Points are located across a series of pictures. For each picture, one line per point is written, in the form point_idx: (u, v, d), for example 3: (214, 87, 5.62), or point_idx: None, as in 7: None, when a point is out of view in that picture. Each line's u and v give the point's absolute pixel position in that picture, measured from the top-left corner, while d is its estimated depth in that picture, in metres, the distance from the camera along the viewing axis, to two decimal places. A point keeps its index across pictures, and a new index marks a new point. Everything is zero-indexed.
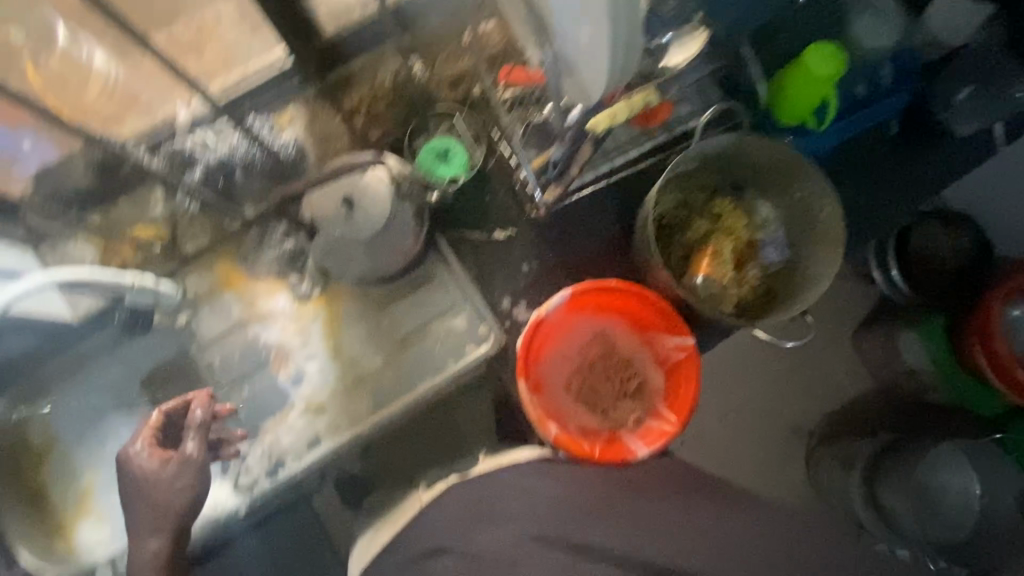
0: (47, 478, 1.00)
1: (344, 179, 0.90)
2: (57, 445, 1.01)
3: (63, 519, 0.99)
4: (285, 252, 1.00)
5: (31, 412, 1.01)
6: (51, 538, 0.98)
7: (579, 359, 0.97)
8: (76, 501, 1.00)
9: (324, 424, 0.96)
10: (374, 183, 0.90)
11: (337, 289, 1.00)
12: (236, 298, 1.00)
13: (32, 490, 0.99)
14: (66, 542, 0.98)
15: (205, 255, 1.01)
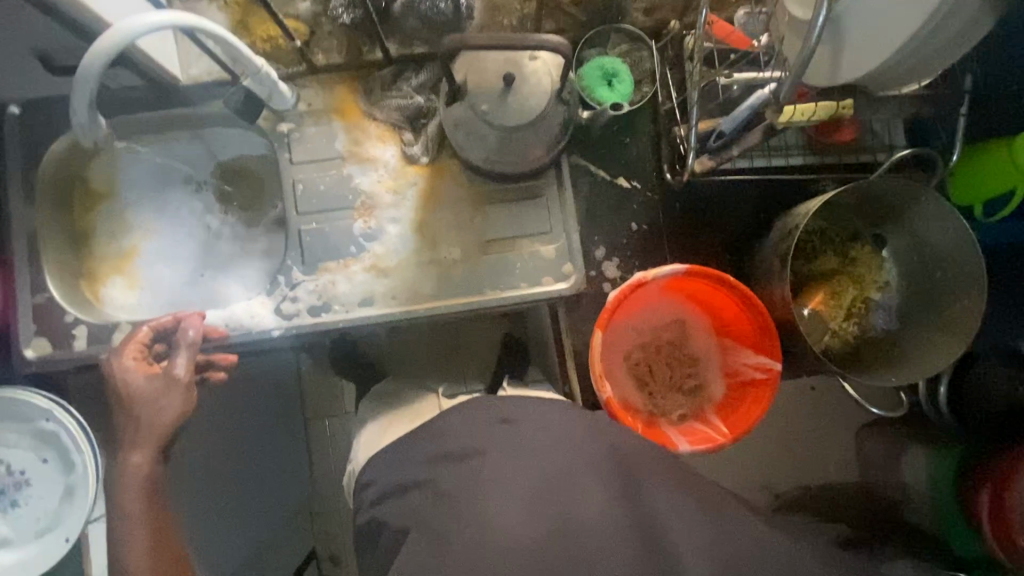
0: (96, 223, 0.98)
1: (511, 56, 0.83)
2: (118, 195, 0.99)
3: (97, 268, 0.97)
4: (411, 107, 0.94)
5: (103, 153, 0.97)
6: (79, 281, 0.96)
7: (650, 336, 0.93)
8: (116, 256, 0.98)
9: (383, 288, 0.93)
10: (540, 73, 0.83)
11: (445, 166, 0.95)
12: (344, 129, 0.95)
13: (78, 228, 0.97)
14: (92, 290, 0.96)
15: (330, 74, 0.95)
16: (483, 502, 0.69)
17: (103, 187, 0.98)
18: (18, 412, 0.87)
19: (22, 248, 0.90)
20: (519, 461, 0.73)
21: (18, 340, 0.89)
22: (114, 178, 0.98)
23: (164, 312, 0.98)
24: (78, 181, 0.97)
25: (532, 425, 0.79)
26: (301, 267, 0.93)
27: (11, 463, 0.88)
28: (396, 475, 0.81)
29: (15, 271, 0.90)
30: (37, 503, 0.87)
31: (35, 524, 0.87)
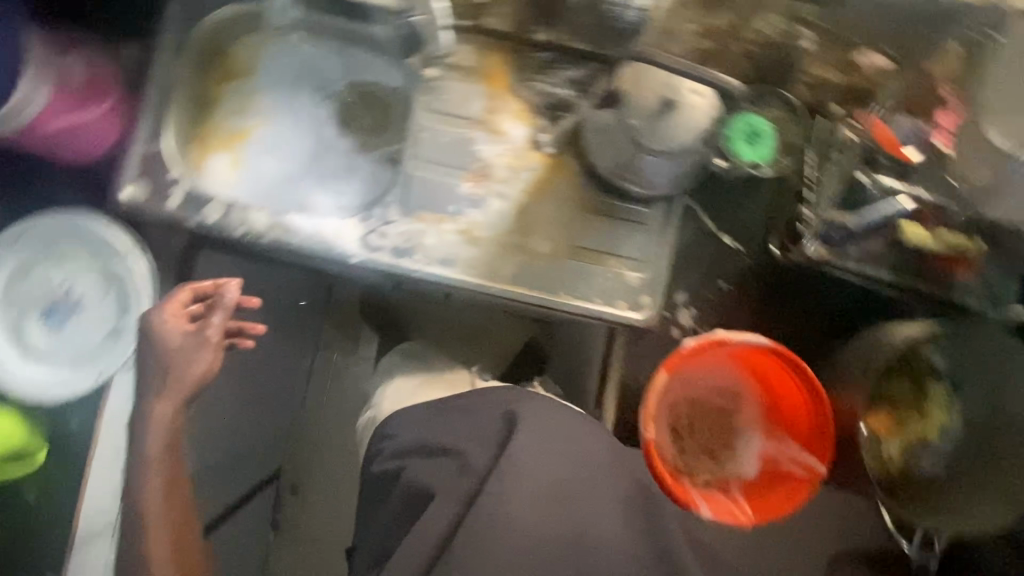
0: (223, 98, 1.00)
1: (676, 79, 0.81)
2: (252, 80, 1.01)
3: (209, 138, 0.99)
4: (554, 97, 0.94)
5: (253, 38, 1.00)
6: (189, 144, 0.98)
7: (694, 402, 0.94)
8: (229, 134, 1.00)
9: (467, 254, 0.94)
10: (698, 107, 0.81)
11: (565, 162, 0.95)
12: (484, 94, 0.96)
13: (206, 96, 0.99)
14: (198, 156, 0.98)
15: (487, 38, 0.95)
16: (500, 505, 0.75)
17: (240, 65, 1.00)
18: (99, 242, 0.90)
19: (157, 97, 0.94)
20: (544, 477, 0.78)
21: (119, 176, 0.91)
22: (253, 60, 1.01)
23: (254, 199, 0.98)
24: (220, 53, 0.99)
25: (557, 431, 0.82)
26: (399, 207, 0.95)
27: (73, 288, 0.90)
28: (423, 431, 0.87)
29: (140, 116, 0.93)
30: (81, 334, 0.89)
31: (73, 352, 0.89)
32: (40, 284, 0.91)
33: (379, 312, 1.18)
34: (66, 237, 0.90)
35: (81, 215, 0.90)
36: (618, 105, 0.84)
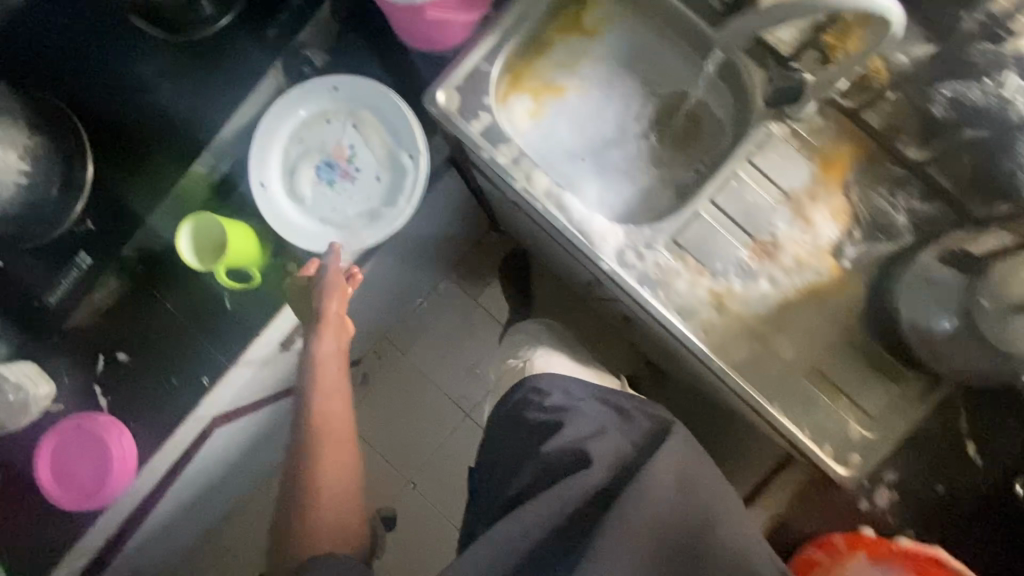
0: (555, 47, 0.98)
1: None
2: (591, 43, 0.97)
3: (524, 78, 0.98)
4: (881, 219, 0.86)
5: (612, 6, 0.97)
6: (506, 75, 0.97)
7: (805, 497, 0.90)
8: (544, 84, 0.98)
9: (706, 318, 0.89)
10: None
11: (853, 285, 0.87)
12: (814, 176, 0.88)
13: (542, 38, 0.97)
14: (508, 90, 0.97)
15: (846, 128, 0.87)
16: (631, 510, 0.77)
17: (588, 26, 0.97)
18: (400, 133, 0.92)
19: (508, 22, 0.92)
20: (682, 510, 0.81)
21: (440, 79, 0.91)
22: (602, 26, 0.97)
23: (536, 156, 0.98)
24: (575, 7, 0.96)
25: (707, 479, 0.84)
26: (668, 238, 0.90)
27: (357, 159, 0.93)
28: (585, 407, 0.93)
29: (484, 33, 0.91)
30: (342, 202, 0.93)
31: (332, 215, 0.94)
32: (332, 138, 0.94)
33: None
34: (376, 113, 0.92)
35: (396, 99, 0.90)
36: (969, 278, 0.77)
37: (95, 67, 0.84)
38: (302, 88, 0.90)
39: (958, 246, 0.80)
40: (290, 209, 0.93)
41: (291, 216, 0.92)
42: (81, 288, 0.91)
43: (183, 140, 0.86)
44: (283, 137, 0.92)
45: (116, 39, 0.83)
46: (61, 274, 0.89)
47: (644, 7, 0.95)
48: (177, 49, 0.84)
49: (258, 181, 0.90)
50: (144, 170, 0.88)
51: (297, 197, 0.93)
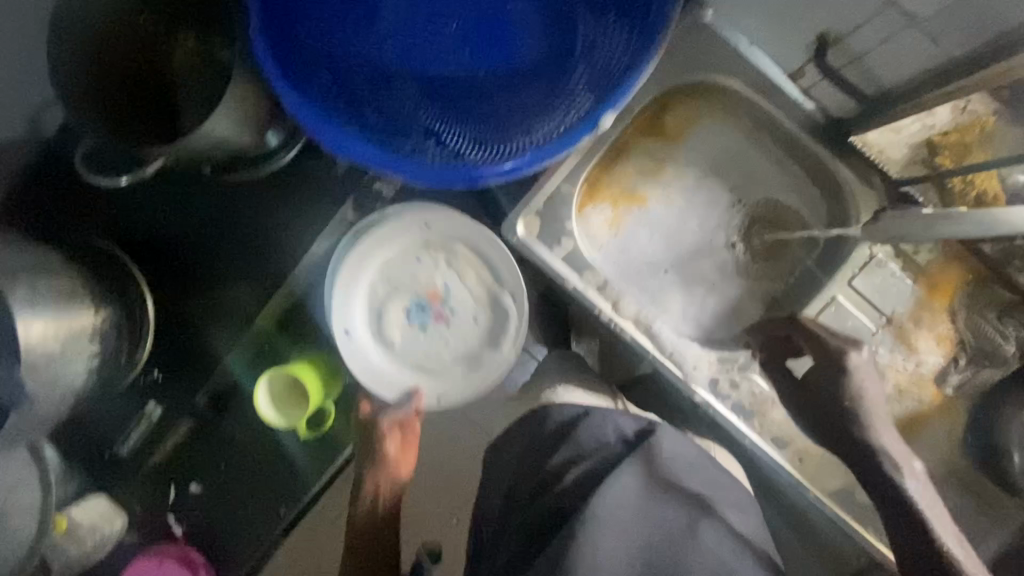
0: (639, 154, 0.91)
1: None
2: (676, 150, 0.91)
3: (605, 188, 0.91)
4: (989, 346, 0.83)
5: (701, 108, 0.89)
6: (586, 186, 0.90)
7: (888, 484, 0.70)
8: (627, 194, 0.91)
9: (802, 445, 0.87)
10: None
11: (955, 411, 0.85)
12: (919, 300, 0.84)
13: (624, 146, 0.90)
14: (588, 202, 0.91)
15: (957, 250, 0.83)
16: (629, 480, 0.72)
17: (672, 130, 0.90)
18: (497, 271, 0.87)
19: (594, 135, 0.86)
20: (683, 486, 0.74)
21: (519, 209, 0.86)
22: (688, 130, 0.90)
23: (619, 272, 0.91)
24: (662, 110, 0.89)
25: (693, 471, 0.75)
26: (762, 365, 0.87)
27: (450, 298, 0.87)
28: (596, 417, 0.80)
29: (568, 151, 0.86)
30: (434, 346, 0.87)
31: (423, 360, 0.87)
32: (419, 277, 0.87)
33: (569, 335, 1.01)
34: (470, 250, 0.86)
35: (496, 238, 0.86)
36: None
37: (179, 213, 0.87)
38: (388, 223, 0.85)
39: None
40: (378, 356, 0.87)
41: (381, 362, 0.86)
42: (157, 436, 0.89)
43: (265, 278, 0.87)
44: (369, 279, 0.86)
45: (198, 191, 0.86)
46: (129, 425, 0.88)
47: (734, 111, 0.88)
48: (250, 194, 0.86)
49: (342, 324, 0.83)
50: (223, 314, 0.87)
51: (384, 343, 0.86)
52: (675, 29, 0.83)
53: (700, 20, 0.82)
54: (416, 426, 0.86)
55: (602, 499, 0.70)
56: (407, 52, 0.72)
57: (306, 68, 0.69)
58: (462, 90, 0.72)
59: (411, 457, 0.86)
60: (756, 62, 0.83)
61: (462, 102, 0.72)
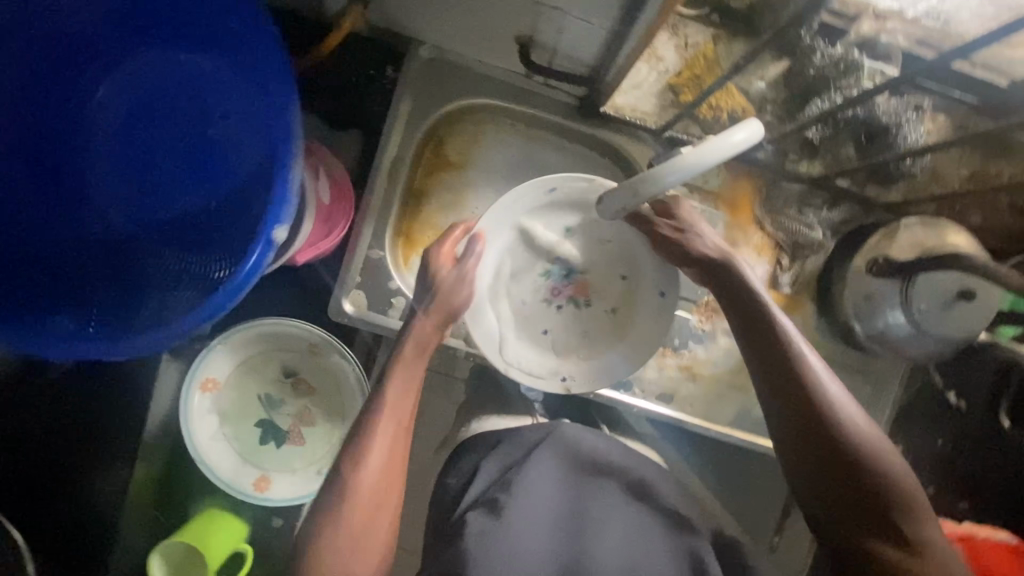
0: (436, 187, 0.89)
1: (964, 278, 0.75)
2: (470, 169, 0.89)
3: (417, 232, 0.89)
4: (801, 237, 0.88)
5: (472, 122, 0.89)
6: (397, 237, 0.88)
7: (820, 426, 0.64)
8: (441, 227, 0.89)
9: (686, 391, 0.90)
10: (981, 308, 0.76)
11: (802, 305, 0.90)
12: (727, 223, 0.89)
13: (418, 186, 0.88)
14: (406, 252, 0.88)
15: (737, 166, 0.88)
16: (544, 479, 0.73)
17: (455, 156, 0.89)
18: (339, 362, 0.87)
19: (378, 198, 0.85)
20: (600, 475, 0.76)
21: (338, 289, 0.85)
22: (472, 149, 0.89)
23: None
24: (436, 140, 0.88)
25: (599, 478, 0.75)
26: None
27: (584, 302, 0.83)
28: (509, 441, 0.77)
29: (361, 218, 0.85)
30: (312, 450, 0.88)
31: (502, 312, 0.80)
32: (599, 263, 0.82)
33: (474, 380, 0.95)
34: (306, 350, 0.88)
35: (321, 331, 0.86)
36: (902, 283, 0.78)
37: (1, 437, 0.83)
38: (219, 354, 0.86)
39: (880, 253, 0.81)
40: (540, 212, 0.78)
41: (262, 486, 0.87)
42: None
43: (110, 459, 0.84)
44: (221, 412, 0.87)
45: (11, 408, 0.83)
46: None
47: (503, 116, 0.89)
48: (59, 390, 0.83)
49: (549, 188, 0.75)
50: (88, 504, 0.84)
51: (260, 465, 0.87)
52: (410, 70, 0.84)
53: (427, 56, 0.84)
54: (435, 337, 0.74)
55: (514, 508, 0.69)
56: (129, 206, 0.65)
57: (25, 275, 0.62)
58: (193, 226, 0.63)
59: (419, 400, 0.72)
60: (496, 70, 0.86)
61: (192, 237, 0.63)
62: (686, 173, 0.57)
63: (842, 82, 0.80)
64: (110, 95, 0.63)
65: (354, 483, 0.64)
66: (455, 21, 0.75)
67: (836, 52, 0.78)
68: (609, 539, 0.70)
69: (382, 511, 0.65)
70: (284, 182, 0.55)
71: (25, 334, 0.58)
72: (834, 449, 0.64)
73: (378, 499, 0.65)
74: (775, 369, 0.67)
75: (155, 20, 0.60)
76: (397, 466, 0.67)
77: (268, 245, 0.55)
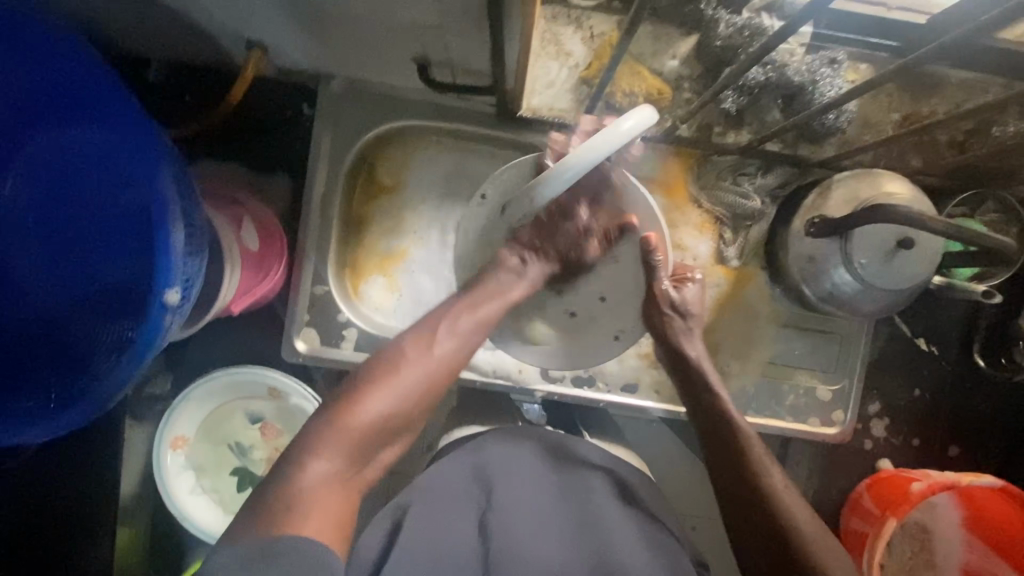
0: (373, 214, 0.89)
1: (902, 226, 0.74)
2: (404, 192, 0.89)
3: (361, 261, 0.89)
4: (741, 206, 0.87)
5: (398, 145, 0.89)
6: (342, 270, 0.89)
7: (744, 487, 0.68)
8: (385, 253, 0.89)
9: (650, 378, 0.90)
10: (926, 254, 0.75)
11: (753, 274, 0.89)
12: (664, 205, 0.88)
13: (355, 216, 0.89)
14: (353, 283, 0.89)
15: (665, 146, 0.88)
16: (534, 471, 0.73)
17: (388, 181, 0.89)
18: (302, 401, 0.87)
19: (312, 235, 0.86)
20: (578, 472, 0.75)
21: (289, 329, 0.86)
22: (404, 172, 0.89)
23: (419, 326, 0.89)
24: (365, 168, 0.88)
25: (577, 477, 0.74)
26: None
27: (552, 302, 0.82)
28: (492, 441, 0.75)
29: (300, 258, 0.86)
30: None
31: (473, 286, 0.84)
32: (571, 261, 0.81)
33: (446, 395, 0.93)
34: (269, 394, 0.88)
35: (279, 373, 0.86)
36: (841, 240, 0.77)
37: None
38: (185, 411, 0.86)
39: (817, 212, 0.80)
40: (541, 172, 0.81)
41: None
42: None
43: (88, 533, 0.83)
44: (198, 467, 0.88)
45: None
46: None
47: (428, 134, 0.89)
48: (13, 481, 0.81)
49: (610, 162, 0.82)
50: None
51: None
52: (325, 106, 0.85)
53: (341, 89, 0.85)
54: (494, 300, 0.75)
55: (501, 497, 0.69)
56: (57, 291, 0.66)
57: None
58: (110, 298, 0.64)
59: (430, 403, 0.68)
60: (410, 92, 0.86)
61: (110, 310, 0.64)
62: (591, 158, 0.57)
63: (749, 48, 0.78)
64: (12, 189, 0.63)
65: (356, 413, 0.63)
66: (353, 51, 0.76)
67: (741, 19, 0.78)
68: (602, 537, 0.68)
69: (370, 454, 0.63)
70: (165, 244, 0.54)
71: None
72: (754, 514, 0.66)
73: (360, 438, 0.62)
74: (709, 432, 0.74)
75: (32, 105, 0.59)
76: (391, 427, 0.64)
77: (163, 307, 0.55)
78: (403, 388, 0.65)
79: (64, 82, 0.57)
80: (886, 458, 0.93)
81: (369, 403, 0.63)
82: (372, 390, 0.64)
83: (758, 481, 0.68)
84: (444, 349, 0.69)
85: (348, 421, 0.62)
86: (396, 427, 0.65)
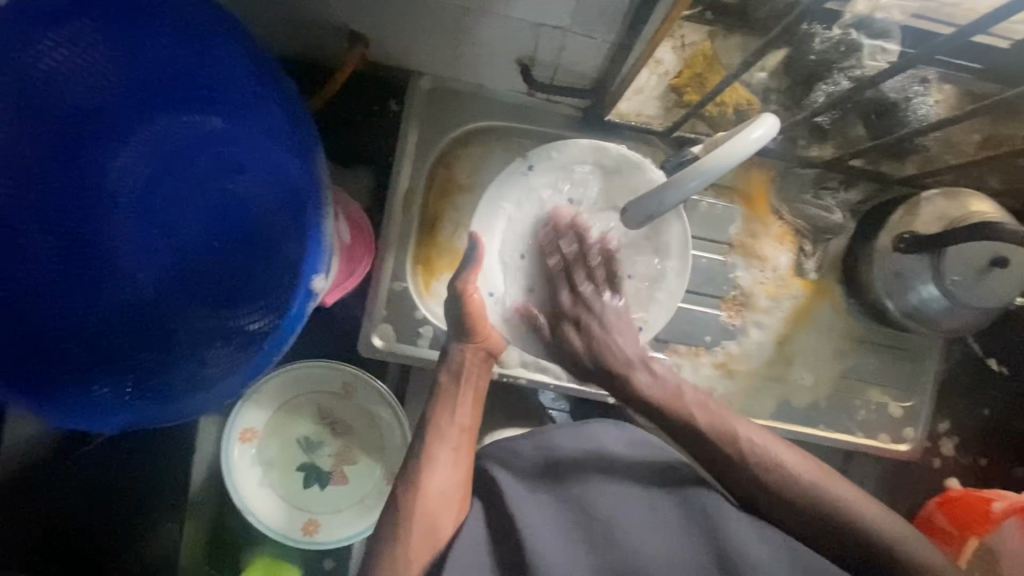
0: (448, 212, 0.87)
1: (993, 245, 0.74)
2: (481, 190, 0.87)
3: (432, 258, 0.87)
4: (824, 219, 0.88)
5: (480, 143, 0.87)
6: (413, 267, 0.86)
7: (801, 513, 0.68)
8: (456, 251, 0.87)
9: (725, 389, 0.88)
10: (1013, 275, 0.75)
11: (828, 288, 0.90)
12: (745, 216, 0.89)
13: (429, 214, 0.87)
14: (423, 281, 0.86)
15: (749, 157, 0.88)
16: (533, 493, 0.69)
17: (465, 179, 0.87)
18: (375, 398, 0.87)
19: (393, 232, 0.85)
20: (614, 472, 0.71)
21: (366, 325, 0.85)
22: (481, 172, 0.87)
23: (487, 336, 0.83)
24: (443, 165, 0.87)
25: (620, 475, 0.71)
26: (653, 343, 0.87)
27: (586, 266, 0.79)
28: (523, 444, 0.73)
29: (381, 253, 0.85)
30: (355, 489, 0.87)
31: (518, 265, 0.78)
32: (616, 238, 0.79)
33: (515, 400, 0.93)
34: (341, 390, 0.88)
35: (355, 368, 0.87)
36: (931, 257, 0.77)
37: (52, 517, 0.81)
38: (256, 402, 0.86)
39: (905, 229, 0.80)
40: (626, 186, 0.79)
41: (312, 529, 0.85)
42: None
43: (157, 509, 0.83)
44: (266, 462, 0.86)
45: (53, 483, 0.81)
46: None
47: (509, 134, 0.88)
48: (100, 465, 0.82)
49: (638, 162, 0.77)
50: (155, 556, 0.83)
51: (309, 508, 0.86)
52: (414, 102, 0.85)
53: (429, 87, 0.85)
54: (484, 369, 0.78)
55: (520, 520, 0.66)
56: (156, 265, 0.69)
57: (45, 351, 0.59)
58: (212, 279, 0.69)
59: (464, 456, 0.71)
60: (497, 92, 0.86)
61: (217, 293, 0.68)
62: (719, 164, 0.57)
63: (845, 63, 0.78)
64: (129, 160, 0.66)
65: (420, 502, 0.67)
66: (452, 48, 0.75)
67: (835, 34, 0.76)
68: (629, 525, 0.67)
69: (436, 527, 0.67)
70: (317, 237, 0.60)
71: (52, 405, 0.57)
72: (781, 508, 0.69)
73: (431, 534, 0.66)
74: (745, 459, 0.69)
75: (162, 81, 0.60)
76: (455, 498, 0.68)
77: (309, 293, 0.61)
78: (422, 510, 0.67)
79: (201, 59, 0.58)
80: (952, 477, 0.93)
81: (424, 496, 0.67)
82: (418, 488, 0.68)
83: (812, 492, 0.68)
84: (443, 456, 0.70)
85: (416, 511, 0.67)
86: (459, 500, 0.69)
